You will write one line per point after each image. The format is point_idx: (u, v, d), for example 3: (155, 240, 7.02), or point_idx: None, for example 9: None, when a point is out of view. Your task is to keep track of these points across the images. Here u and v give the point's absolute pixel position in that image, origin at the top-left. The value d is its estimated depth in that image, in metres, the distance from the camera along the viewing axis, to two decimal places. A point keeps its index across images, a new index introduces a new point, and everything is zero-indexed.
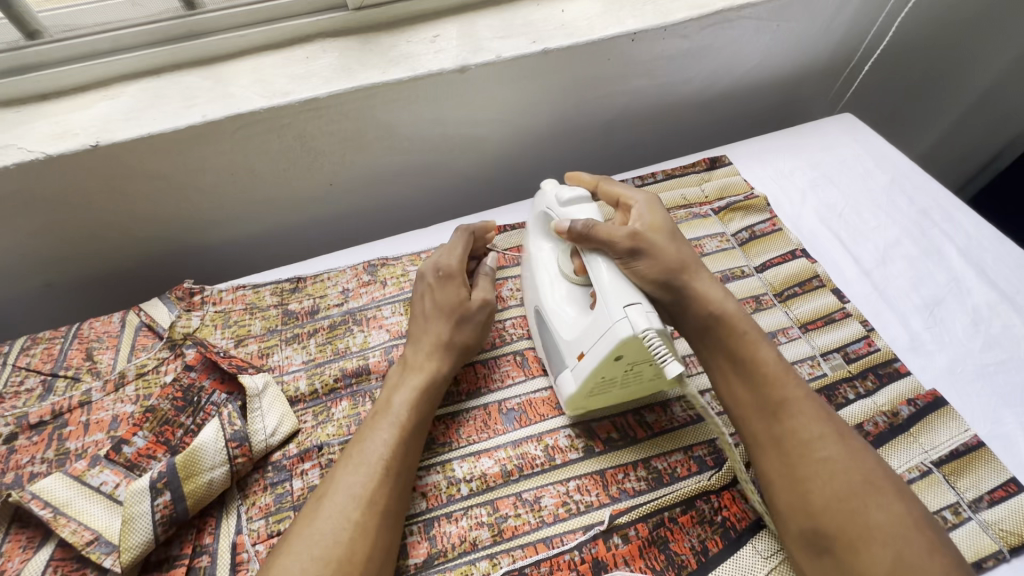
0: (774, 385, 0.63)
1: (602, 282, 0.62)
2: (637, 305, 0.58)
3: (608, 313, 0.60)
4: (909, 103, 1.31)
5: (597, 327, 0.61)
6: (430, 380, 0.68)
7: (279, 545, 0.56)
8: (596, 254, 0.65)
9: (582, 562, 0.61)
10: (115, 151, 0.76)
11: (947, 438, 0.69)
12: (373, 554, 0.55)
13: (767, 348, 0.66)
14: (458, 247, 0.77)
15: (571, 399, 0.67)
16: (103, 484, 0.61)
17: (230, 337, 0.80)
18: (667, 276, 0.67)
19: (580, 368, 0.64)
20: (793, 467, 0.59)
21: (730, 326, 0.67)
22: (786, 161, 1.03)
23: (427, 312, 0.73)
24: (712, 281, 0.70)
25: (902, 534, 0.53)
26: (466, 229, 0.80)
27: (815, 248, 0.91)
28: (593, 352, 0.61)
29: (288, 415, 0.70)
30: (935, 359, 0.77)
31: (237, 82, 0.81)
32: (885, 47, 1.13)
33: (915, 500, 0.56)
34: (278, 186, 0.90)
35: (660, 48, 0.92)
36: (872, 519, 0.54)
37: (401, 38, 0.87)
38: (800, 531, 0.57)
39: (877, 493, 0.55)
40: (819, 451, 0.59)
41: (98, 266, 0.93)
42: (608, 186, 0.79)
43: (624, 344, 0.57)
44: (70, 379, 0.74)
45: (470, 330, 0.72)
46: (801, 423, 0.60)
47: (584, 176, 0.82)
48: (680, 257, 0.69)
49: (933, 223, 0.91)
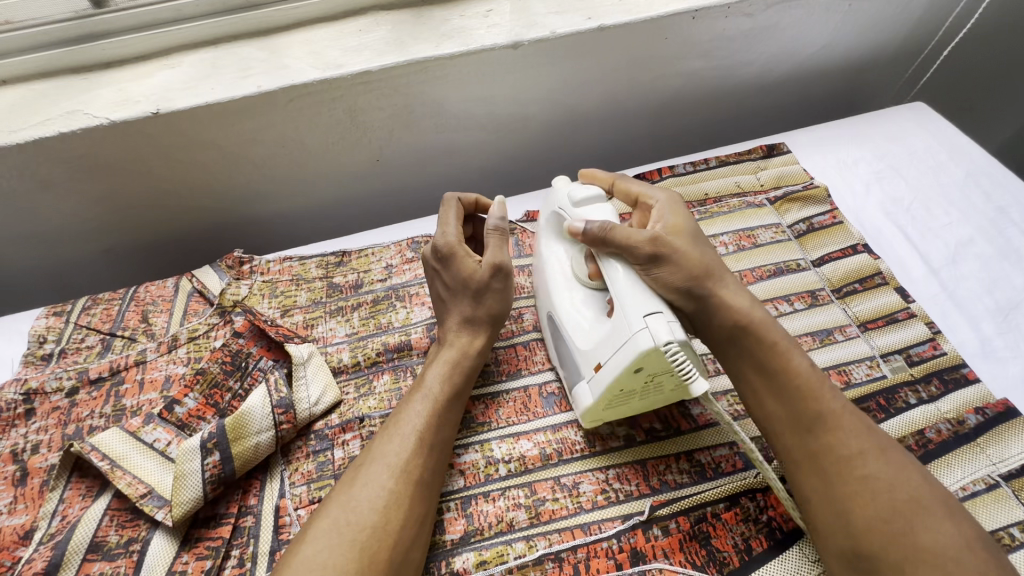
0: (809, 399, 0.60)
1: (620, 290, 0.58)
2: (658, 314, 0.55)
3: (625, 323, 0.56)
4: (989, 92, 1.21)
5: (614, 337, 0.58)
6: (458, 355, 0.67)
7: (318, 507, 0.57)
8: (614, 259, 0.61)
9: (619, 551, 0.60)
10: (173, 119, 0.78)
11: (1019, 452, 0.65)
12: (407, 524, 0.55)
13: (801, 356, 0.62)
14: (450, 220, 0.71)
15: (588, 411, 0.64)
16: (156, 441, 0.64)
17: (277, 306, 0.81)
18: (690, 283, 0.62)
19: (599, 381, 0.60)
20: (832, 484, 0.56)
21: (762, 334, 0.62)
22: (850, 151, 0.97)
23: (443, 295, 0.71)
24: (739, 287, 0.65)
25: (951, 557, 0.50)
26: (455, 201, 0.74)
27: (879, 244, 0.86)
28: (611, 363, 0.58)
29: (331, 385, 0.71)
30: (1007, 367, 0.72)
31: (291, 54, 0.81)
32: (968, 30, 1.05)
33: (966, 520, 0.53)
34: (326, 160, 0.90)
35: (722, 27, 0.88)
36: (919, 541, 0.51)
37: (453, 12, 0.85)
38: (839, 550, 0.54)
39: (924, 512, 0.52)
40: (859, 468, 0.56)
41: (153, 233, 0.96)
42: (625, 183, 0.73)
43: (645, 356, 0.54)
44: (127, 339, 0.77)
45: (493, 299, 0.69)
46: (840, 438, 0.57)
47: (599, 173, 0.76)
48: (704, 262, 0.63)
49: (1010, 222, 0.85)
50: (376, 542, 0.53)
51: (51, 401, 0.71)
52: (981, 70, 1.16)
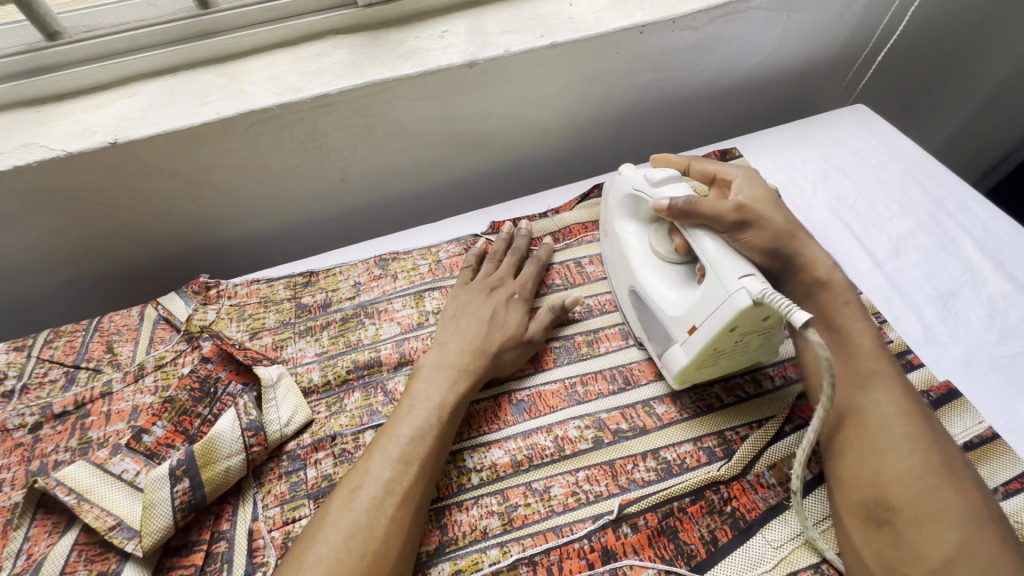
0: (863, 359, 0.63)
1: (712, 257, 0.61)
2: (751, 275, 0.58)
3: (721, 285, 0.59)
4: (923, 94, 1.30)
5: (709, 300, 0.61)
6: (461, 373, 0.69)
7: (305, 536, 0.56)
8: (700, 230, 0.65)
9: (591, 551, 0.62)
10: (131, 148, 0.78)
11: (961, 430, 0.69)
12: (405, 548, 0.56)
13: (865, 324, 0.66)
14: (528, 275, 0.82)
15: (681, 373, 0.67)
16: (124, 471, 0.63)
17: (245, 329, 0.81)
18: (775, 243, 0.67)
19: (693, 342, 0.64)
20: (869, 437, 0.59)
21: (834, 293, 0.67)
22: (797, 153, 1.02)
23: (483, 315, 0.75)
24: (819, 251, 0.70)
25: (972, 522, 0.52)
26: (518, 232, 0.88)
27: (827, 240, 0.90)
28: (706, 325, 0.61)
29: (302, 406, 0.71)
30: (948, 351, 0.76)
31: (250, 80, 0.83)
32: (898, 38, 1.12)
33: (991, 497, 0.55)
34: (290, 183, 0.91)
35: (670, 40, 0.92)
36: (945, 501, 0.53)
37: (409, 34, 0.88)
38: (860, 500, 0.57)
39: (954, 478, 0.55)
40: (901, 426, 0.58)
41: (117, 262, 0.95)
42: (702, 165, 0.79)
43: (742, 314, 0.57)
44: (92, 370, 0.76)
45: (512, 358, 0.74)
46: (887, 398, 0.60)
47: (673, 157, 0.81)
48: (789, 226, 0.69)
49: (948, 215, 0.90)
50: (376, 568, 0.53)
51: (14, 437, 0.70)
52: (918, 73, 1.23)
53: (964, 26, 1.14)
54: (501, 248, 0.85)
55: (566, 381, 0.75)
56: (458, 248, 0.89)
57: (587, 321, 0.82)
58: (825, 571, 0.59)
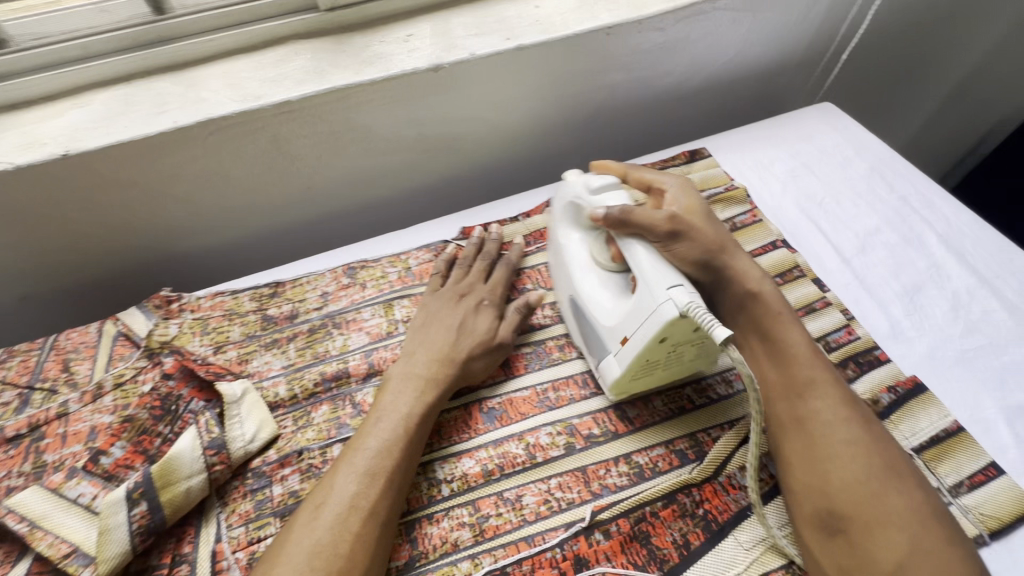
0: (801, 366, 0.63)
1: (643, 267, 0.61)
2: (680, 287, 0.58)
3: (650, 297, 0.59)
4: (888, 91, 1.32)
5: (639, 310, 0.61)
6: (428, 382, 0.68)
7: (269, 556, 0.54)
8: (633, 240, 0.65)
9: (563, 559, 0.61)
10: (85, 159, 0.75)
11: (928, 425, 0.69)
12: (373, 565, 0.55)
13: (798, 330, 0.66)
14: (499, 278, 0.81)
15: (616, 384, 0.67)
16: (80, 496, 0.60)
17: (209, 343, 0.79)
18: (706, 256, 0.67)
19: (625, 353, 0.64)
20: (813, 447, 0.59)
21: (767, 304, 0.67)
22: (765, 152, 1.02)
23: (450, 323, 0.74)
24: (750, 262, 0.71)
25: (919, 521, 0.53)
26: (489, 237, 0.87)
27: (796, 238, 0.91)
28: (637, 336, 0.61)
29: (267, 421, 0.70)
30: (915, 346, 0.77)
31: (209, 87, 0.81)
32: (862, 37, 1.13)
33: (932, 492, 0.57)
34: (254, 192, 0.89)
35: (636, 42, 0.92)
36: (892, 504, 0.54)
37: (374, 38, 0.86)
38: (813, 511, 0.57)
39: (897, 479, 0.56)
40: (843, 432, 0.59)
41: (76, 276, 0.92)
42: (638, 173, 0.77)
43: (669, 326, 0.57)
44: (47, 391, 0.73)
45: (483, 362, 0.73)
46: (827, 405, 0.61)
47: (611, 163, 0.80)
48: (718, 239, 0.69)
49: (913, 211, 0.92)
50: None
51: None
52: (884, 69, 1.25)
53: (926, 24, 1.15)
54: (471, 253, 0.84)
55: (537, 387, 0.75)
56: (428, 254, 0.88)
57: (556, 326, 0.81)
58: (795, 570, 0.60)
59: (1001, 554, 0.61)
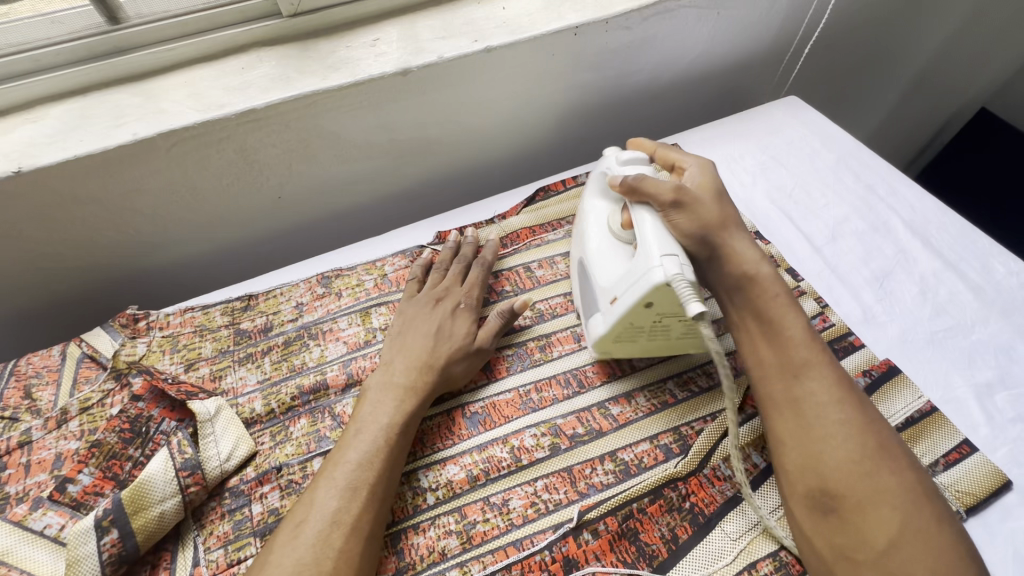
0: (797, 348, 0.63)
1: (645, 233, 0.64)
2: (673, 257, 0.60)
3: (643, 261, 0.62)
4: (851, 83, 1.35)
5: (631, 273, 0.64)
6: (408, 391, 0.67)
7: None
8: (643, 207, 0.68)
9: (552, 562, 0.60)
10: (39, 177, 0.72)
11: (902, 407, 0.71)
12: None
13: (796, 313, 0.65)
14: (476, 282, 0.80)
15: (600, 341, 0.70)
16: (47, 527, 0.57)
17: (180, 361, 0.77)
18: (702, 231, 0.67)
19: (611, 313, 0.67)
20: (807, 427, 0.59)
21: (763, 288, 0.66)
22: (736, 146, 1.04)
23: (429, 329, 0.73)
24: (749, 243, 0.69)
25: (910, 500, 0.54)
26: (464, 240, 0.86)
27: (768, 230, 0.92)
28: (623, 298, 0.64)
29: (244, 438, 0.68)
30: (887, 330, 0.79)
31: (169, 98, 0.78)
32: (822, 32, 1.16)
33: (923, 472, 0.57)
34: (223, 204, 0.87)
35: (605, 41, 0.92)
36: (884, 485, 0.54)
37: (339, 44, 0.85)
38: (807, 490, 0.57)
39: (890, 460, 0.56)
40: (837, 413, 0.58)
41: (36, 297, 0.89)
42: (666, 151, 0.78)
43: (654, 289, 0.60)
44: (8, 420, 0.69)
45: (463, 368, 0.72)
46: (822, 386, 0.60)
47: (645, 141, 0.81)
48: (721, 217, 0.69)
49: (879, 198, 0.94)
50: None
51: None
52: (846, 62, 1.28)
53: (884, 18, 1.19)
54: (447, 258, 0.84)
55: (520, 390, 0.74)
56: (404, 260, 0.87)
57: (538, 327, 0.81)
58: (783, 557, 0.60)
59: (978, 529, 0.62)
